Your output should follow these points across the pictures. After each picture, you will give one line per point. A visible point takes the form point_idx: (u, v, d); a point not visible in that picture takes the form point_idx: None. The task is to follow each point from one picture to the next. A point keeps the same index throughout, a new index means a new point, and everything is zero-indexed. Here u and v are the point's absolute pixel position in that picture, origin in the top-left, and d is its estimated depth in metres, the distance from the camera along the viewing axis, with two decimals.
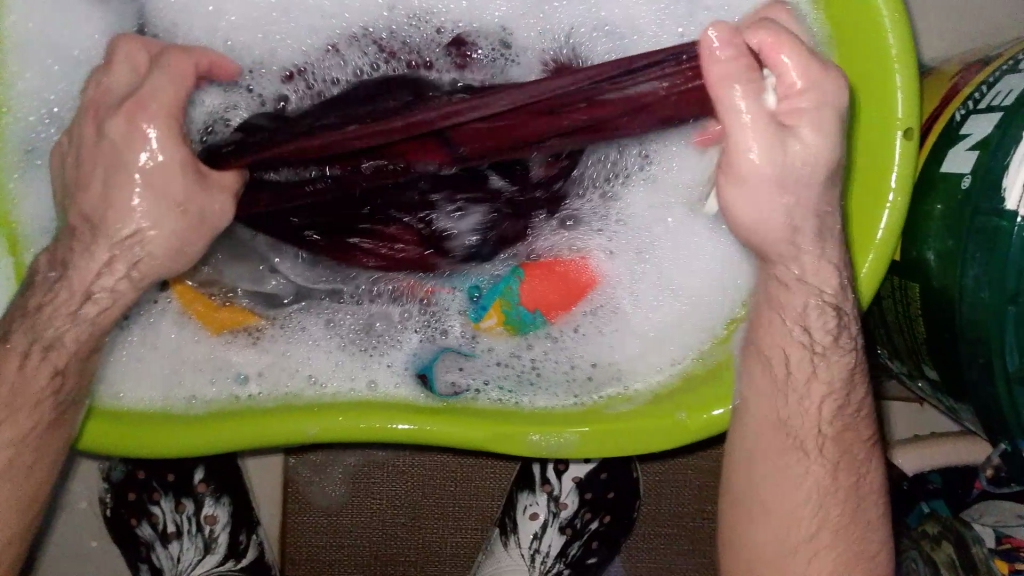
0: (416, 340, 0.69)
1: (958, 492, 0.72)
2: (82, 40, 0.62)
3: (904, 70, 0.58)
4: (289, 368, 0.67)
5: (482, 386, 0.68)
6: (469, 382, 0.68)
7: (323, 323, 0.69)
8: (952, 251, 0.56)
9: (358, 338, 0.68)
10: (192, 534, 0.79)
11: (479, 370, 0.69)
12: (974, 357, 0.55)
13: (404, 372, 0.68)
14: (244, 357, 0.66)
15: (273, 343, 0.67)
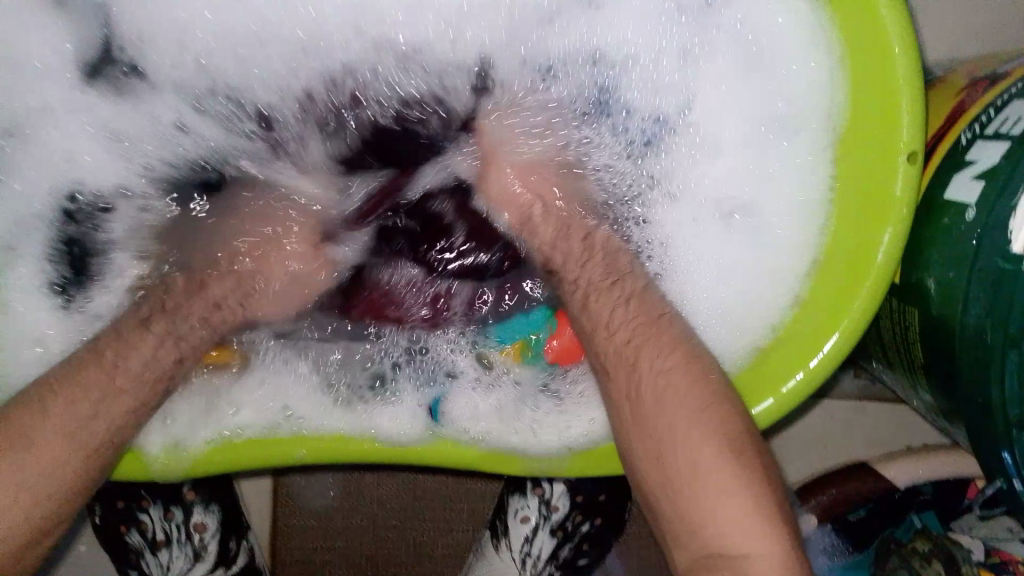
0: (403, 370, 0.68)
1: (950, 502, 0.72)
2: (41, 49, 0.62)
3: (909, 91, 0.55)
4: (274, 399, 0.64)
5: (480, 410, 0.65)
6: (467, 406, 0.65)
7: (309, 360, 0.67)
8: (954, 285, 0.54)
9: (354, 369, 0.67)
10: (181, 543, 0.78)
11: (474, 393, 0.66)
12: (974, 395, 0.54)
13: (398, 400, 0.65)
14: (234, 383, 0.64)
15: (255, 379, 0.65)
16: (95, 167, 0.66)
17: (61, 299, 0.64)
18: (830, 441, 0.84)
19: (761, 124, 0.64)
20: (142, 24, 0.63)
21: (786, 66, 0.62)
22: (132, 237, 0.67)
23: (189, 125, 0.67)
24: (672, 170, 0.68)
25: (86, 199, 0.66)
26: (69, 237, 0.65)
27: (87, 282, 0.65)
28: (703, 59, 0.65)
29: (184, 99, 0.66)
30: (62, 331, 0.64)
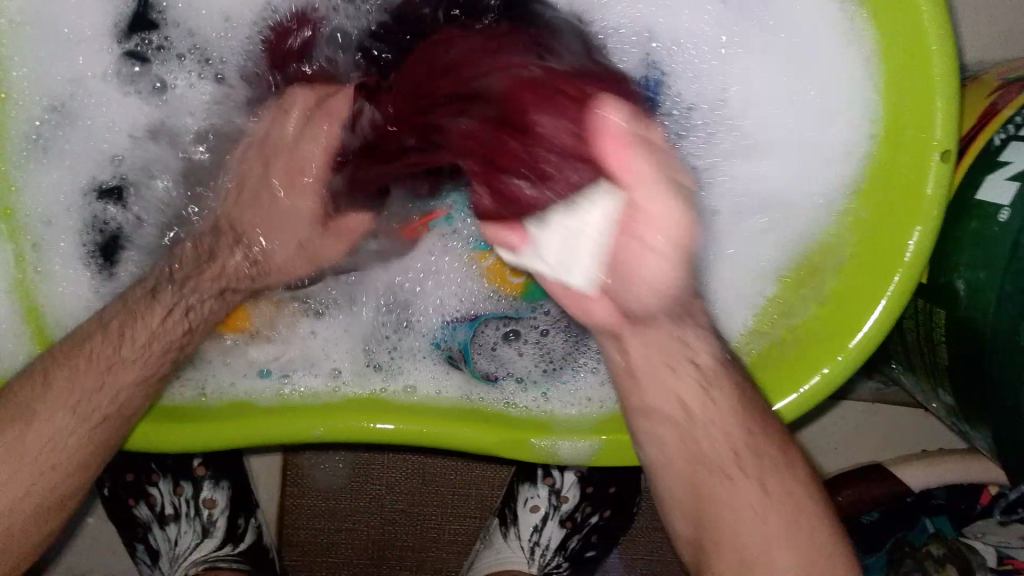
0: (450, 321, 0.68)
1: (962, 506, 0.72)
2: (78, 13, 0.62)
3: (945, 91, 0.55)
4: (309, 354, 0.65)
5: (514, 376, 0.66)
6: (503, 370, 0.67)
7: (351, 306, 0.68)
8: (984, 286, 0.54)
9: (388, 328, 0.67)
10: (190, 517, 0.78)
11: (513, 364, 0.67)
12: (1002, 399, 0.55)
13: (435, 354, 0.67)
14: (264, 356, 0.64)
15: (302, 330, 0.66)
16: (114, 126, 0.64)
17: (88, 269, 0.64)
18: (841, 442, 0.83)
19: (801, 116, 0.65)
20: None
21: (818, 65, 0.63)
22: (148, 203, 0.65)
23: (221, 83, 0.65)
24: (715, 168, 0.67)
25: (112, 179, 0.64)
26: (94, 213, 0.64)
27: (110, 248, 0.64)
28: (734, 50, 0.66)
29: (193, 67, 0.64)
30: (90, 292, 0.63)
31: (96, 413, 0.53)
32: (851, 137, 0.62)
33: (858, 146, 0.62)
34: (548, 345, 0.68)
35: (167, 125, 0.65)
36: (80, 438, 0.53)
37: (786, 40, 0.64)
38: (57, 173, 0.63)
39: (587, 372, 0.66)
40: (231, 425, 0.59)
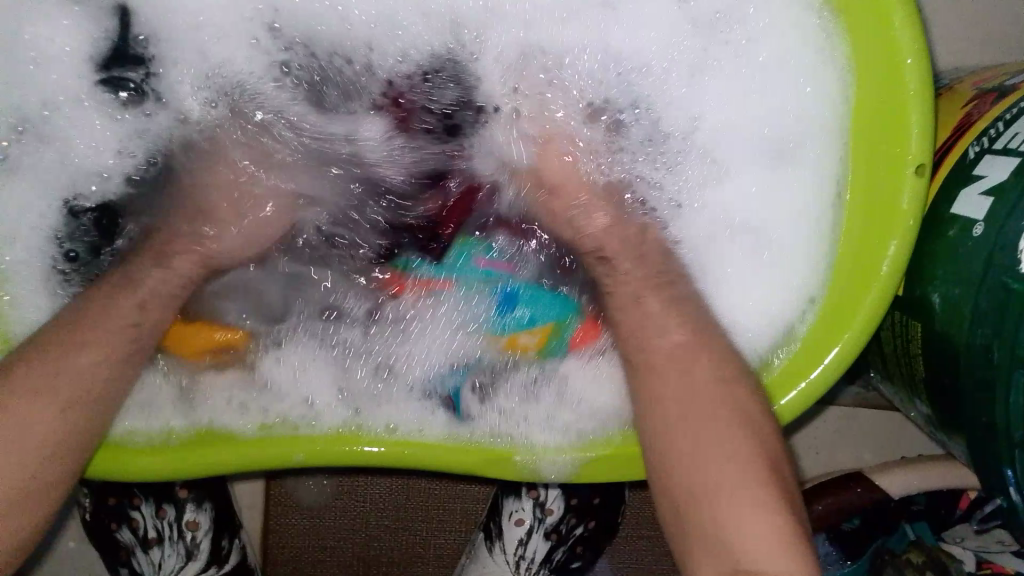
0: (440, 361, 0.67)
1: (942, 511, 0.73)
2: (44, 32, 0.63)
3: (919, 105, 0.55)
4: (279, 401, 0.63)
5: (510, 413, 0.64)
6: (497, 410, 0.64)
7: (327, 347, 0.66)
8: (961, 302, 0.54)
9: (366, 372, 0.65)
10: (174, 541, 0.77)
11: (509, 395, 0.65)
12: (977, 414, 0.54)
13: (422, 396, 0.64)
14: (237, 397, 0.62)
15: (269, 377, 0.64)
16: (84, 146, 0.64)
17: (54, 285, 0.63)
18: (822, 446, 0.84)
19: (767, 143, 0.65)
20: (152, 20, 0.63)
21: (792, 85, 0.63)
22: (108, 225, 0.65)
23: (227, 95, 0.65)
24: (676, 192, 0.67)
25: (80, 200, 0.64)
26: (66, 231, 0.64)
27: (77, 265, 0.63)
28: (709, 67, 0.65)
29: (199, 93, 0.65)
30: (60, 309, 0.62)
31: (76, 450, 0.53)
32: (826, 155, 0.62)
33: (830, 164, 0.62)
34: (538, 384, 0.65)
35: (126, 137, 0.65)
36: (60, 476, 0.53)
37: (766, 53, 0.63)
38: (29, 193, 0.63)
39: (575, 407, 0.64)
40: (210, 451, 0.58)
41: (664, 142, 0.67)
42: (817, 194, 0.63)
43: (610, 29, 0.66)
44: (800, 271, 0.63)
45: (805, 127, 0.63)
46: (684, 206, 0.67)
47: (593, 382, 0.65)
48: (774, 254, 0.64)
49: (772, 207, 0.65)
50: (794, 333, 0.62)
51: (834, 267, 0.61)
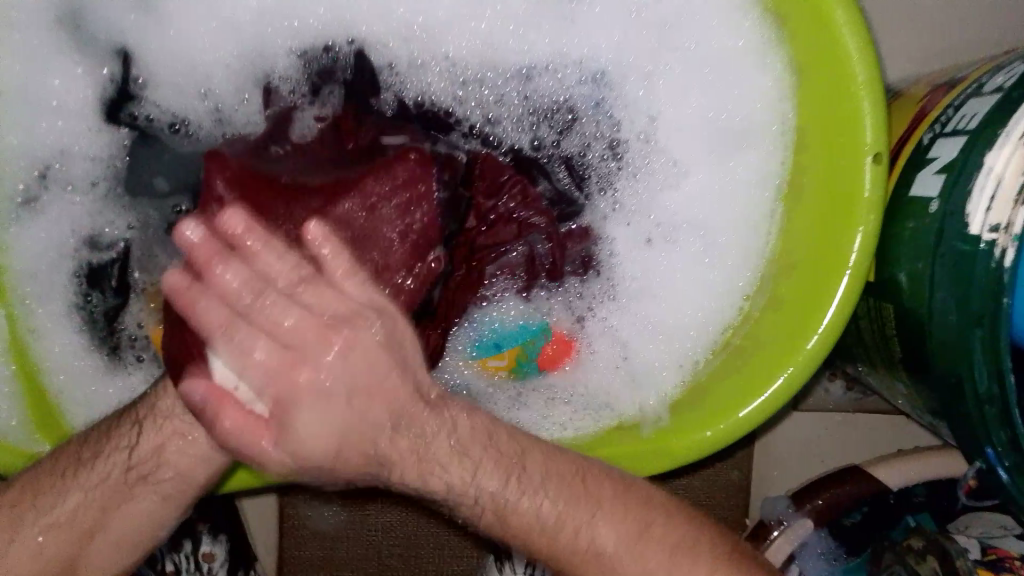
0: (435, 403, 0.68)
1: (942, 502, 0.74)
2: (62, 81, 0.63)
3: (868, 97, 0.58)
4: None
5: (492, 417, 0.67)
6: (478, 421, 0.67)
7: None
8: (921, 275, 0.57)
9: None
10: (191, 573, 0.79)
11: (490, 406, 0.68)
12: (945, 376, 0.56)
13: None
14: None
15: None
16: (93, 193, 0.65)
17: (89, 334, 0.64)
18: (826, 453, 0.85)
19: (719, 143, 0.68)
20: (144, 53, 0.65)
21: (743, 86, 0.66)
22: (161, 267, 0.66)
23: (224, 112, 0.67)
24: (640, 201, 0.70)
25: (106, 242, 0.65)
26: (94, 272, 0.64)
27: (115, 313, 0.65)
28: (662, 76, 0.69)
29: (197, 102, 0.66)
30: (98, 355, 0.64)
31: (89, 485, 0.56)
32: (782, 156, 0.65)
33: (785, 164, 0.65)
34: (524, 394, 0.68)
35: (122, 170, 0.65)
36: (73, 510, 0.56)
37: (717, 49, 0.66)
38: (43, 226, 0.63)
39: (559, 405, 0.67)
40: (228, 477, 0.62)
41: (621, 144, 0.71)
42: (764, 186, 0.67)
43: (569, 43, 0.69)
44: (743, 264, 0.67)
45: (751, 131, 0.66)
46: (648, 212, 0.70)
47: (595, 375, 0.69)
48: (723, 257, 0.68)
49: (721, 206, 0.68)
50: (762, 320, 0.64)
51: (782, 257, 0.65)
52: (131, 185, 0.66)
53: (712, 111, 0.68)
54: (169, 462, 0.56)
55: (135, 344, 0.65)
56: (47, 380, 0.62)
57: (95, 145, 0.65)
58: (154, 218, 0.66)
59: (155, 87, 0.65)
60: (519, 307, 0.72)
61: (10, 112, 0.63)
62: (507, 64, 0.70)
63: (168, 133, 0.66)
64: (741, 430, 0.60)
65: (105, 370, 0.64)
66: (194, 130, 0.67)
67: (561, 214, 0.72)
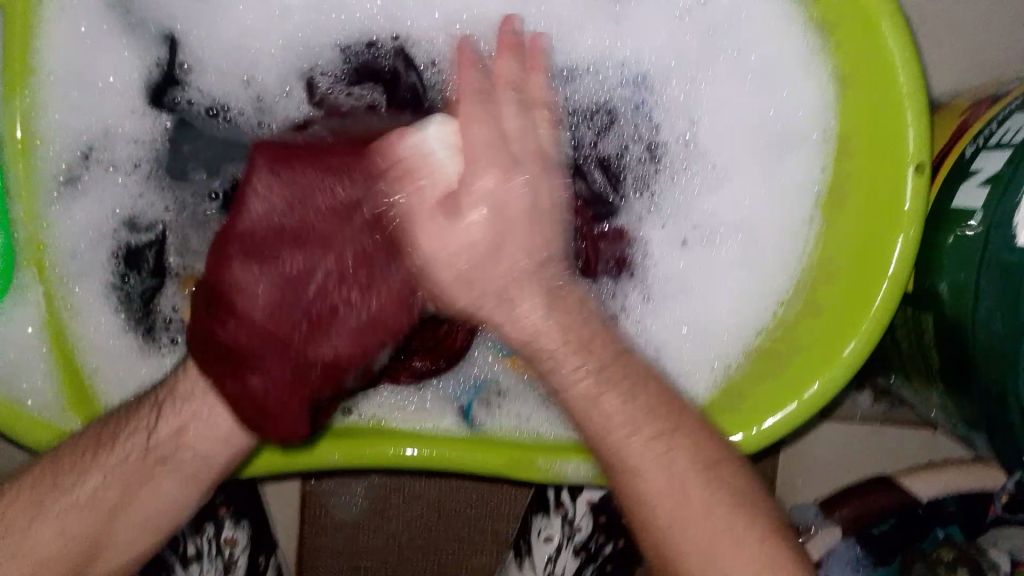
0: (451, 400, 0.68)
1: (973, 515, 0.73)
2: (110, 65, 0.64)
3: (914, 106, 0.57)
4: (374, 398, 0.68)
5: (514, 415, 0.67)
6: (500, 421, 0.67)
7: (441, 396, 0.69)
8: (965, 287, 0.56)
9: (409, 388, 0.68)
10: (212, 557, 0.77)
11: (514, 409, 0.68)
12: (987, 390, 0.56)
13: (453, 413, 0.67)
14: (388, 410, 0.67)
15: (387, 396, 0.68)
16: (133, 176, 0.66)
17: (124, 314, 0.64)
18: (851, 463, 0.84)
19: (759, 147, 0.68)
20: (193, 36, 0.66)
21: (784, 92, 0.66)
22: (199, 251, 0.67)
23: (264, 103, 0.67)
24: (677, 203, 0.70)
25: (145, 224, 0.66)
26: (133, 253, 0.65)
27: (152, 295, 0.65)
28: (704, 79, 0.69)
29: (239, 88, 0.67)
30: (134, 336, 0.65)
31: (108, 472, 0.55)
32: (824, 163, 0.65)
33: (827, 171, 0.64)
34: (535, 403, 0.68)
35: (163, 153, 0.66)
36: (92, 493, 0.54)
37: (759, 59, 0.66)
38: (83, 207, 0.64)
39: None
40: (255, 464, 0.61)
41: (660, 146, 0.70)
42: (803, 193, 0.66)
43: (612, 43, 0.69)
44: (779, 269, 0.67)
45: (793, 137, 0.66)
46: (684, 214, 0.70)
47: None
48: (758, 263, 0.67)
49: (759, 210, 0.68)
50: (796, 326, 0.63)
51: (819, 263, 0.64)
52: (171, 168, 0.66)
53: (752, 114, 0.68)
54: (189, 444, 0.56)
55: (169, 327, 0.65)
56: (82, 359, 0.62)
57: (136, 129, 0.65)
58: (193, 200, 0.67)
59: (202, 71, 0.66)
60: None
61: (53, 90, 0.61)
62: (548, 63, 0.70)
63: (211, 118, 0.67)
64: (773, 437, 0.59)
65: (141, 350, 0.64)
66: (234, 119, 0.67)
67: (598, 215, 0.70)
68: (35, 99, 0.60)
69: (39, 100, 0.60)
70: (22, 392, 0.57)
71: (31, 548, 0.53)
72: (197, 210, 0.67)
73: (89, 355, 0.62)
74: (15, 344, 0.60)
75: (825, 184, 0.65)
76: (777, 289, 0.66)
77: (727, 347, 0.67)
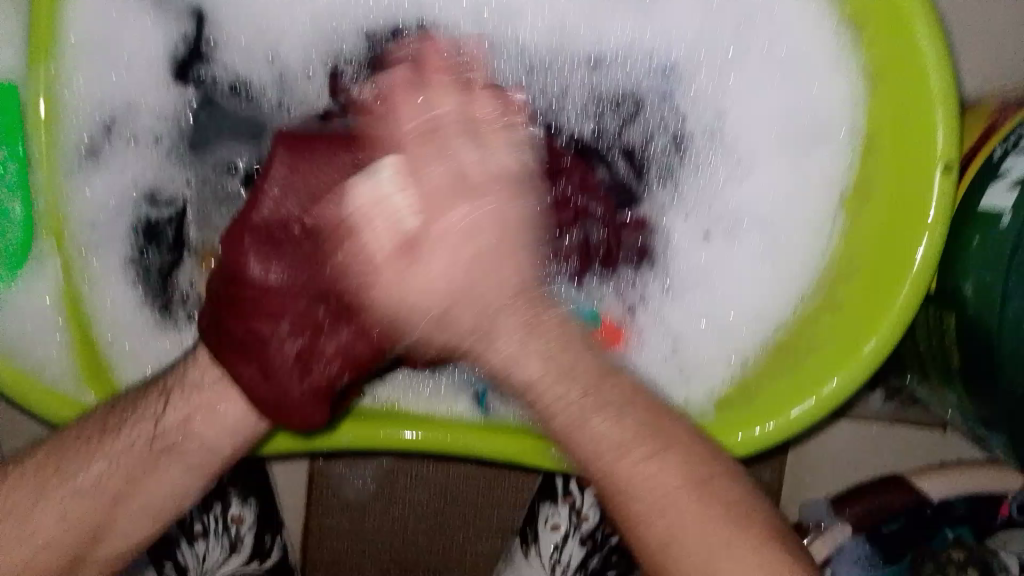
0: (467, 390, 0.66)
1: (984, 519, 0.73)
2: (135, 36, 0.63)
3: (946, 106, 0.56)
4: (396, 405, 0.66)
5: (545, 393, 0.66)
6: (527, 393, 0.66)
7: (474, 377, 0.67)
8: (991, 289, 0.56)
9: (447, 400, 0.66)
10: (219, 534, 0.77)
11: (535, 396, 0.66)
12: (1011, 394, 0.56)
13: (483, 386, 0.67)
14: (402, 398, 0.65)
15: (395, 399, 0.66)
16: (154, 151, 0.65)
17: (141, 290, 0.64)
18: (859, 462, 0.84)
19: (784, 140, 0.67)
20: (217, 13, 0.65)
21: (814, 85, 0.65)
22: (218, 228, 0.66)
23: (289, 81, 0.67)
24: (700, 194, 0.70)
25: (165, 199, 0.65)
26: (152, 229, 0.65)
27: (171, 271, 0.65)
28: (733, 71, 0.68)
29: (263, 67, 0.67)
30: (151, 312, 0.64)
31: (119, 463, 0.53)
32: (850, 158, 0.64)
33: (853, 166, 0.64)
34: None
35: (185, 128, 0.66)
36: (99, 475, 0.53)
37: (789, 49, 0.65)
38: (104, 179, 0.63)
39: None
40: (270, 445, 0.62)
41: (686, 138, 0.70)
42: (828, 188, 0.66)
43: (641, 32, 0.69)
44: (801, 264, 0.66)
45: (820, 131, 0.65)
46: (706, 205, 0.69)
47: (637, 366, 0.67)
48: (781, 257, 0.67)
49: (782, 204, 0.67)
50: (817, 321, 0.63)
51: (842, 258, 0.64)
52: (195, 144, 0.66)
53: (780, 108, 0.67)
54: (196, 433, 0.55)
55: (186, 302, 0.65)
56: (98, 333, 0.61)
57: (159, 102, 0.65)
58: (215, 177, 0.67)
59: (227, 50, 0.66)
60: (570, 291, 0.68)
61: (77, 60, 0.60)
62: (574, 50, 0.70)
63: (235, 96, 0.66)
64: (790, 432, 0.59)
65: (158, 327, 0.64)
66: (259, 96, 0.67)
67: (619, 203, 0.70)
68: (57, 67, 0.59)
69: (62, 69, 0.60)
70: (36, 361, 0.58)
71: (43, 529, 0.52)
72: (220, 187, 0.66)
73: (104, 329, 0.62)
74: (33, 313, 0.59)
75: (850, 180, 0.64)
76: (798, 283, 0.66)
77: (745, 340, 0.66)
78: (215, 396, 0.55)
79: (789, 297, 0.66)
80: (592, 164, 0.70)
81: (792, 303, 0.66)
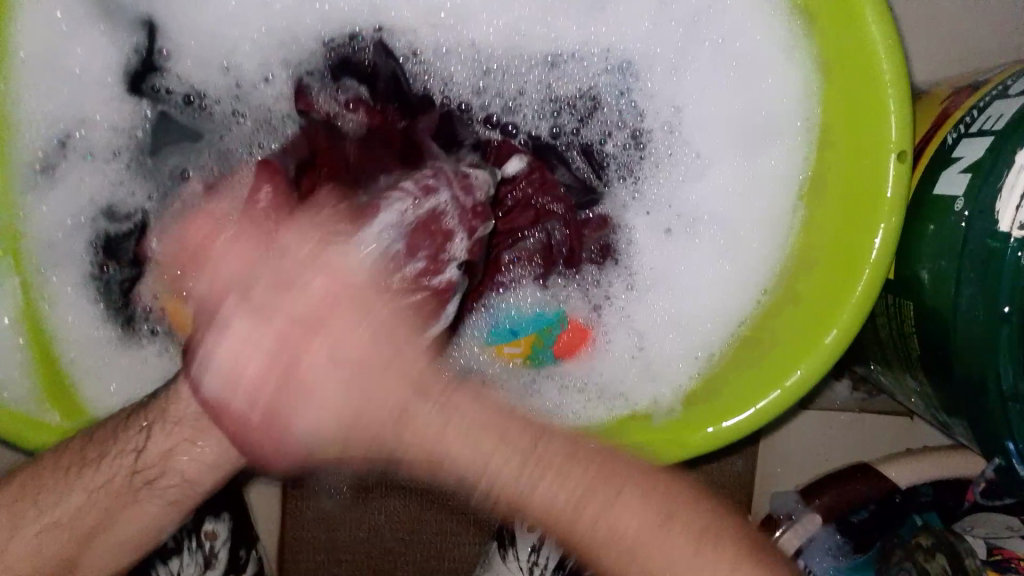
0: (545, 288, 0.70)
1: (950, 504, 0.74)
2: (89, 52, 0.63)
3: (896, 93, 0.57)
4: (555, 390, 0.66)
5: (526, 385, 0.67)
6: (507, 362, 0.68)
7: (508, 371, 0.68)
8: (945, 273, 0.57)
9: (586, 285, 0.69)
10: (193, 551, 0.77)
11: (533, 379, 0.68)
12: (969, 376, 0.57)
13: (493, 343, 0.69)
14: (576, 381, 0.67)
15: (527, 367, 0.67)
16: (110, 165, 0.65)
17: (103, 305, 0.64)
18: (831, 451, 0.85)
19: (740, 135, 0.68)
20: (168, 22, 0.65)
21: (768, 80, 0.66)
22: None
23: (245, 87, 0.67)
24: (661, 190, 0.70)
25: (126, 211, 0.65)
26: (113, 244, 0.64)
27: (133, 286, 0.64)
28: (687, 68, 0.69)
29: (214, 71, 0.66)
30: (113, 328, 0.63)
31: (89, 482, 0.53)
32: (807, 150, 0.65)
33: (810, 157, 0.65)
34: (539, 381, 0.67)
35: (142, 142, 0.65)
36: (77, 505, 0.53)
37: (744, 47, 0.66)
38: (62, 196, 0.63)
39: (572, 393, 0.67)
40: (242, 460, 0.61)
41: (644, 134, 0.71)
42: (786, 181, 0.66)
43: (597, 31, 0.70)
44: (763, 256, 0.67)
45: (773, 124, 0.66)
46: (668, 200, 0.70)
47: (603, 370, 0.67)
48: (743, 251, 0.68)
49: (742, 198, 0.68)
50: (778, 313, 0.64)
51: (802, 251, 0.64)
52: (153, 157, 0.66)
53: (735, 103, 0.68)
54: (172, 462, 0.54)
55: (149, 318, 0.64)
56: (59, 348, 0.61)
57: (115, 117, 0.64)
58: (176, 189, 0.66)
59: (181, 57, 0.66)
60: (536, 294, 0.71)
61: (28, 78, 0.60)
62: (531, 51, 0.70)
63: (196, 104, 0.67)
64: (756, 426, 0.59)
65: (120, 342, 0.63)
66: (220, 102, 0.67)
67: (579, 201, 0.71)
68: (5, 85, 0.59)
69: (11, 87, 0.60)
70: None
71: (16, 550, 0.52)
72: (184, 201, 0.66)
73: (66, 345, 0.61)
74: None
75: (806, 174, 0.65)
76: (759, 277, 0.67)
77: (711, 335, 0.67)
78: (196, 431, 0.53)
79: (751, 289, 0.67)
80: (552, 165, 0.72)
81: (754, 296, 0.66)
